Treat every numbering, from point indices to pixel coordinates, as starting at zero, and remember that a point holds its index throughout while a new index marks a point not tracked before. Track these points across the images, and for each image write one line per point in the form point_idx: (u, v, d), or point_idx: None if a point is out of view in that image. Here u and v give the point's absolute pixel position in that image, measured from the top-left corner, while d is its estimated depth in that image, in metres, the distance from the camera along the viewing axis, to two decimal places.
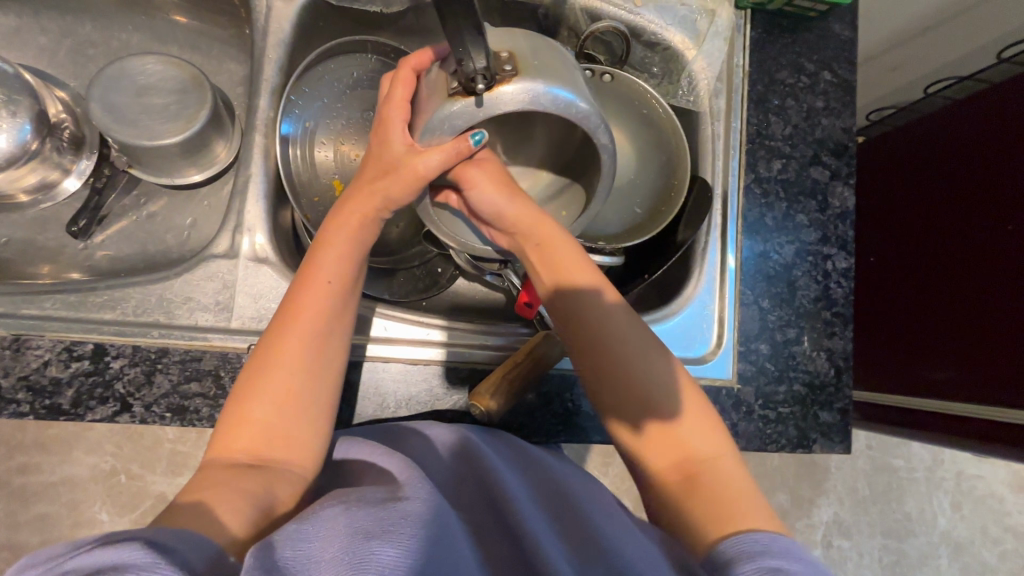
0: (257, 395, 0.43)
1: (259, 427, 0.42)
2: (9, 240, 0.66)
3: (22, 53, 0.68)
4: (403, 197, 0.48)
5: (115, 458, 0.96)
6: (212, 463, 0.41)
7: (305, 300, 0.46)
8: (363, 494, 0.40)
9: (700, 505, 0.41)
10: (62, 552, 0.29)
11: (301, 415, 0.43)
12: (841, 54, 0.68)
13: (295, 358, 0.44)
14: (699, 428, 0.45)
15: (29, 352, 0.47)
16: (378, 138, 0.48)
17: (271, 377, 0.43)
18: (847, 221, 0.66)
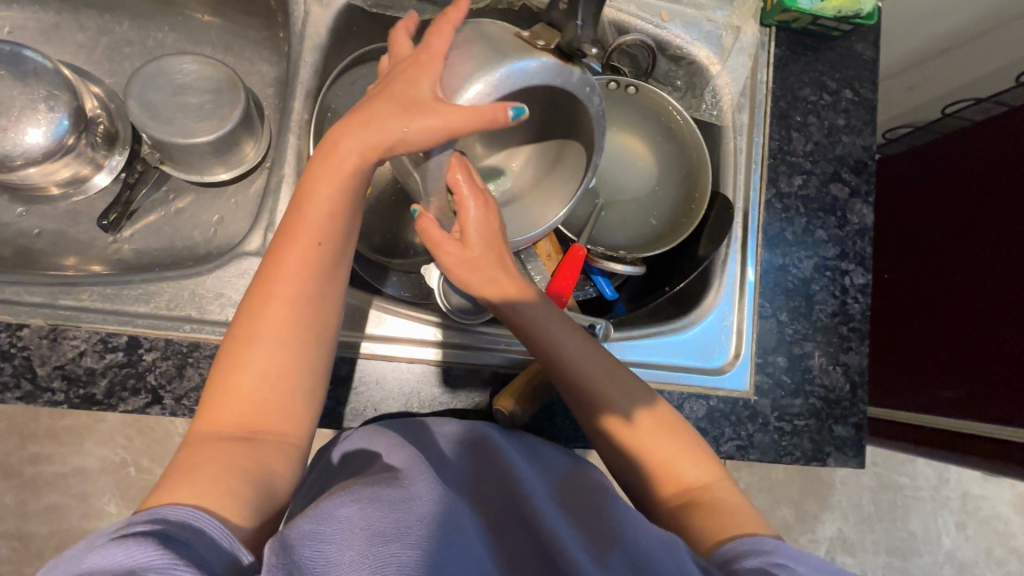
0: (246, 358, 0.42)
1: (245, 398, 0.42)
2: (40, 232, 0.67)
3: (60, 49, 0.69)
4: (414, 139, 0.42)
5: (126, 451, 0.97)
6: (200, 435, 0.40)
7: (291, 259, 0.44)
8: (373, 490, 0.40)
9: (698, 518, 0.45)
10: (87, 546, 0.30)
11: (291, 380, 0.43)
12: (863, 73, 0.69)
13: (283, 327, 0.43)
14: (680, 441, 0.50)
15: (65, 342, 0.48)
16: (404, 78, 0.43)
17: (256, 346, 0.43)
18: (866, 238, 0.67)
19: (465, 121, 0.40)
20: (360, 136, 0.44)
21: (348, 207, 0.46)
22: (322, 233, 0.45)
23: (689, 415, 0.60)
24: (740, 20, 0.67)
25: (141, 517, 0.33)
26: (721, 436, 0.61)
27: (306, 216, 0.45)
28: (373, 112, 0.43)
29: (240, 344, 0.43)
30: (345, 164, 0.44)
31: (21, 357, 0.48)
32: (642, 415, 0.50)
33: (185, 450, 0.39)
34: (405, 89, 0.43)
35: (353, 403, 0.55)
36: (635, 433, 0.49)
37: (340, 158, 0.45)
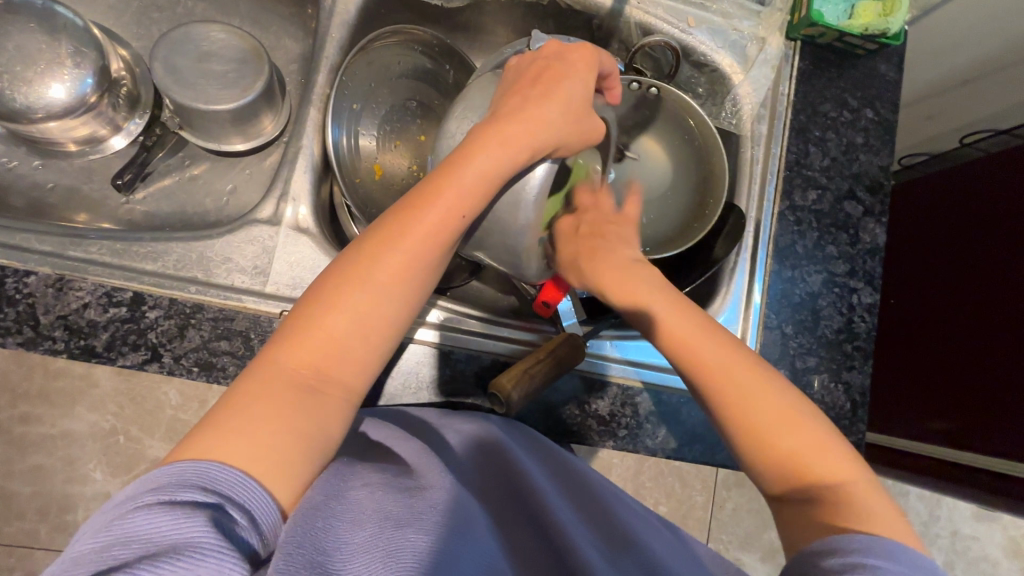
0: (340, 304, 0.40)
1: (334, 342, 0.39)
2: (55, 186, 0.67)
3: (92, 9, 0.70)
4: (561, 137, 0.46)
5: (117, 418, 0.79)
6: (277, 369, 0.38)
7: (430, 217, 0.43)
8: (385, 478, 0.40)
9: (824, 514, 0.41)
10: (138, 492, 0.30)
11: (384, 338, 0.41)
12: (885, 94, 0.69)
13: (393, 286, 0.42)
14: (820, 442, 0.43)
15: (70, 293, 0.48)
16: (568, 77, 0.49)
17: (363, 293, 0.41)
18: (877, 257, 0.66)
19: (597, 136, 0.48)
20: (529, 120, 0.45)
21: (505, 180, 0.44)
22: (468, 202, 0.43)
23: (687, 418, 0.60)
24: (765, 31, 0.68)
25: (189, 471, 0.31)
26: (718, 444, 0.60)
27: (455, 176, 0.43)
28: (545, 109, 0.46)
29: (347, 282, 0.41)
30: (511, 140, 0.44)
31: (25, 304, 0.48)
32: (786, 418, 0.44)
33: (244, 390, 0.37)
34: (572, 89, 0.48)
35: None
36: (776, 426, 0.44)
37: (508, 131, 0.44)
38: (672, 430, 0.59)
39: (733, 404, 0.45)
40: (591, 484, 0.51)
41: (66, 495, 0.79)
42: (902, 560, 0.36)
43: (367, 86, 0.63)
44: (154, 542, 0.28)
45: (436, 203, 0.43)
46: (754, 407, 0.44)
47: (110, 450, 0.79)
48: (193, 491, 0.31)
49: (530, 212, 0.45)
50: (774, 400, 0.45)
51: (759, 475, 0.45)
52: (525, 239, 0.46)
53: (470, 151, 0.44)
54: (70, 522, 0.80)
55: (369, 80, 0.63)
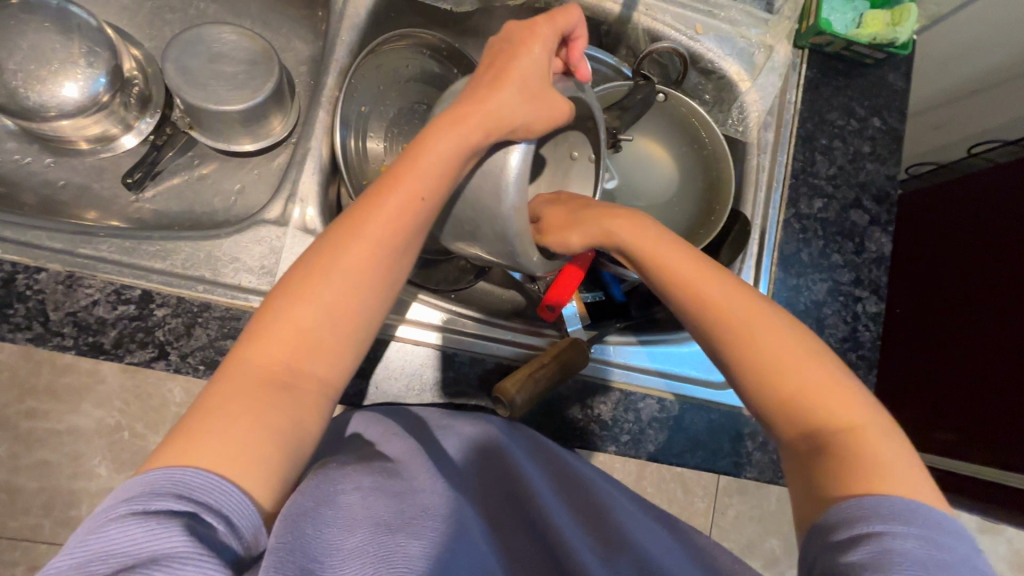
0: (307, 296, 0.40)
1: (301, 333, 0.40)
2: (66, 183, 0.68)
3: (106, 9, 0.71)
4: (522, 112, 0.44)
5: (123, 414, 0.80)
6: (246, 365, 0.38)
7: (391, 205, 0.43)
8: (375, 481, 0.40)
9: (832, 462, 0.39)
10: (113, 504, 0.30)
11: (351, 326, 0.41)
12: (893, 103, 0.69)
13: (360, 274, 0.42)
14: (831, 391, 0.41)
15: (80, 290, 0.49)
16: (522, 54, 0.47)
17: (329, 282, 0.41)
18: (882, 266, 0.66)
19: (562, 111, 0.46)
20: (483, 107, 0.45)
21: (463, 165, 0.44)
22: (427, 186, 0.44)
23: (689, 425, 0.60)
24: (773, 39, 0.68)
25: (163, 480, 0.31)
26: (720, 451, 0.60)
27: (415, 170, 0.44)
28: (497, 92, 0.45)
29: (314, 277, 0.41)
30: (467, 128, 0.44)
31: (36, 300, 0.48)
32: (794, 364, 0.43)
33: (211, 388, 0.37)
34: (528, 67, 0.47)
35: (354, 380, 0.55)
36: (784, 372, 0.42)
37: (463, 120, 0.44)
38: (673, 436, 0.59)
39: (738, 347, 0.44)
40: (590, 487, 0.50)
41: (71, 490, 0.80)
42: (912, 519, 0.35)
43: (375, 89, 0.63)
44: (129, 555, 0.28)
45: (396, 191, 0.43)
46: (754, 347, 0.43)
47: (116, 445, 0.80)
48: (170, 500, 0.30)
49: (514, 195, 0.44)
50: (778, 344, 0.43)
51: (768, 421, 0.43)
52: (514, 222, 0.44)
53: (425, 141, 0.44)
54: (75, 517, 0.80)
55: (378, 83, 0.63)
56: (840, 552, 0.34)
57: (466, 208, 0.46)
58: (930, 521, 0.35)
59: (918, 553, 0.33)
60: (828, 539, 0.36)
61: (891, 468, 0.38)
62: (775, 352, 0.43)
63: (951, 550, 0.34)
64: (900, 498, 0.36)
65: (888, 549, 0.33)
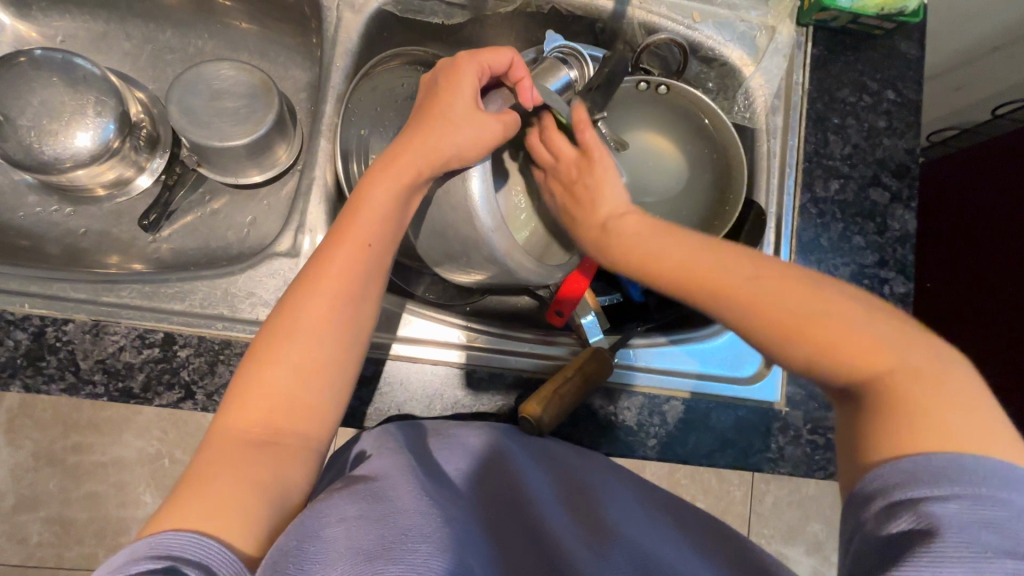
0: (277, 355, 0.41)
1: (274, 392, 0.41)
2: (87, 231, 0.70)
3: (108, 57, 0.73)
4: (449, 146, 0.45)
5: (162, 443, 0.85)
6: (225, 431, 0.39)
7: (341, 253, 0.44)
8: (360, 509, 0.39)
9: (881, 414, 0.36)
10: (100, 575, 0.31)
11: (323, 374, 0.42)
12: (906, 73, 0.66)
13: (325, 324, 0.43)
14: (862, 334, 0.38)
15: (106, 337, 0.50)
16: (446, 85, 0.47)
17: (296, 338, 0.42)
18: (908, 245, 0.64)
19: (495, 136, 0.46)
20: (413, 151, 0.46)
21: (404, 207, 0.46)
22: (373, 232, 0.45)
23: (716, 424, 0.59)
24: (775, 19, 0.66)
25: (141, 547, 0.32)
26: (750, 448, 0.59)
27: (358, 224, 0.45)
28: (426, 132, 0.46)
29: (277, 340, 0.42)
30: (400, 176, 0.45)
31: (66, 351, 0.50)
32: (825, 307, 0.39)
33: (200, 453, 0.39)
34: (451, 96, 0.47)
35: (377, 405, 0.55)
36: (813, 319, 0.39)
37: (395, 164, 0.45)
38: (701, 436, 0.58)
39: (750, 314, 0.41)
40: (595, 486, 0.49)
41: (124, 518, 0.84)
42: (964, 478, 0.31)
43: (374, 110, 0.61)
44: None
45: (347, 241, 0.44)
46: (764, 315, 0.40)
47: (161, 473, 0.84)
48: (147, 562, 0.31)
49: (487, 215, 0.44)
50: (794, 299, 0.40)
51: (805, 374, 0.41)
52: (497, 242, 0.45)
53: (362, 190, 0.46)
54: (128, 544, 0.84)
55: (376, 104, 0.61)
56: (880, 526, 0.32)
57: (449, 240, 0.47)
58: (982, 474, 0.31)
59: (965, 517, 0.30)
60: (864, 512, 0.33)
61: (948, 406, 0.34)
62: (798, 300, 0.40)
63: (1008, 505, 0.30)
64: (940, 455, 0.32)
65: (919, 517, 0.31)
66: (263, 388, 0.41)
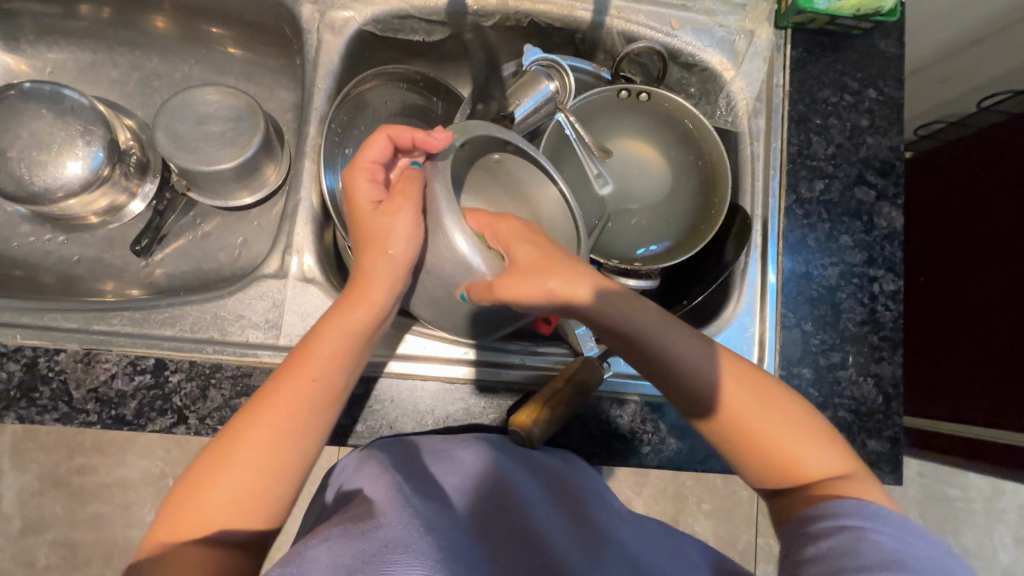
0: (223, 467, 0.41)
1: (212, 505, 0.40)
2: (80, 258, 0.71)
3: (96, 85, 0.74)
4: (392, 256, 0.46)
5: (165, 461, 0.88)
6: (167, 534, 0.39)
7: (297, 379, 0.44)
8: (343, 528, 0.39)
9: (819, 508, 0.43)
10: None
11: (264, 488, 0.41)
12: (887, 71, 0.66)
13: (269, 439, 0.42)
14: (831, 458, 0.45)
15: (98, 366, 0.51)
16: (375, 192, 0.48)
17: (242, 454, 0.41)
18: (895, 242, 0.64)
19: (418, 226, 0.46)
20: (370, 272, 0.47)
21: (356, 335, 0.47)
22: (326, 360, 0.45)
23: None
24: (753, 23, 0.66)
25: None
26: None
27: (315, 348, 0.45)
28: (376, 248, 0.46)
29: (225, 452, 0.41)
30: (364, 303, 0.47)
31: (58, 381, 0.50)
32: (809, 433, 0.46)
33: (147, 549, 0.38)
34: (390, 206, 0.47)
35: (370, 422, 0.55)
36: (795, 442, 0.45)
37: (359, 295, 0.47)
38: (695, 442, 0.58)
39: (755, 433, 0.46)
40: (585, 494, 0.51)
41: None
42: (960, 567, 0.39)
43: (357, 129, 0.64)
44: None
45: (303, 368, 0.45)
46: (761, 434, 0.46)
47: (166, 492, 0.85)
48: None
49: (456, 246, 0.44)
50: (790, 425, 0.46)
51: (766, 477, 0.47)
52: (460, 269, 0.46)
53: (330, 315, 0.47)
54: None
55: (361, 122, 0.64)
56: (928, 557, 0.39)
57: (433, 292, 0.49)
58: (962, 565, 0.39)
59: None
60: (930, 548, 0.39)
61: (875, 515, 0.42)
62: (798, 430, 0.46)
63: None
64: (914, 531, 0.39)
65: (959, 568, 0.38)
66: (201, 499, 0.40)
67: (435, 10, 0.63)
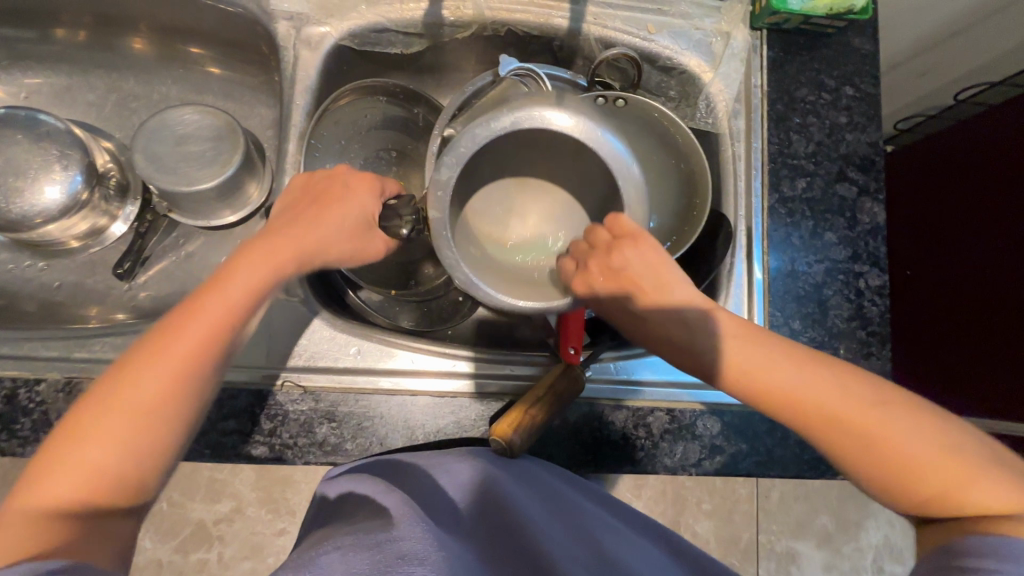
0: (92, 429, 0.37)
1: (82, 472, 0.36)
2: (61, 284, 0.70)
3: (72, 109, 0.73)
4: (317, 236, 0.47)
5: None
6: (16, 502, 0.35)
7: (194, 329, 0.40)
8: (357, 537, 0.36)
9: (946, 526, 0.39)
10: None
11: (139, 452, 0.37)
12: (863, 69, 0.67)
13: (147, 397, 0.38)
14: (943, 459, 0.40)
15: (79, 395, 0.50)
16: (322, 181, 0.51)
17: (119, 406, 0.37)
18: (879, 237, 0.64)
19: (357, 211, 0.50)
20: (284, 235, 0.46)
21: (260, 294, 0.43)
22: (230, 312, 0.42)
23: (703, 433, 0.58)
24: (728, 25, 0.67)
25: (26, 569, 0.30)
26: (739, 453, 0.59)
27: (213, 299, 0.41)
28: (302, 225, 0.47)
29: (101, 409, 0.37)
30: (269, 257, 0.44)
31: (38, 412, 0.49)
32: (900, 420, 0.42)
33: None
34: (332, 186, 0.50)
35: (360, 441, 0.55)
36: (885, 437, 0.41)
37: (267, 250, 0.44)
38: (689, 446, 0.58)
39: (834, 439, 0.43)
40: (582, 511, 0.51)
41: None
42: None
43: (337, 143, 0.65)
44: None
45: (199, 316, 0.41)
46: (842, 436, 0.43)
47: None
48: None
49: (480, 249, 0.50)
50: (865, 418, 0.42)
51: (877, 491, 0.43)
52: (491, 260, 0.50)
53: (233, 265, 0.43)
54: None
55: (340, 138, 0.65)
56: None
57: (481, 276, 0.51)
58: None
59: None
60: None
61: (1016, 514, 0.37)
62: (896, 425, 0.41)
63: None
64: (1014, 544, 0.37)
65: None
66: (62, 465, 0.36)
67: (413, 23, 0.63)
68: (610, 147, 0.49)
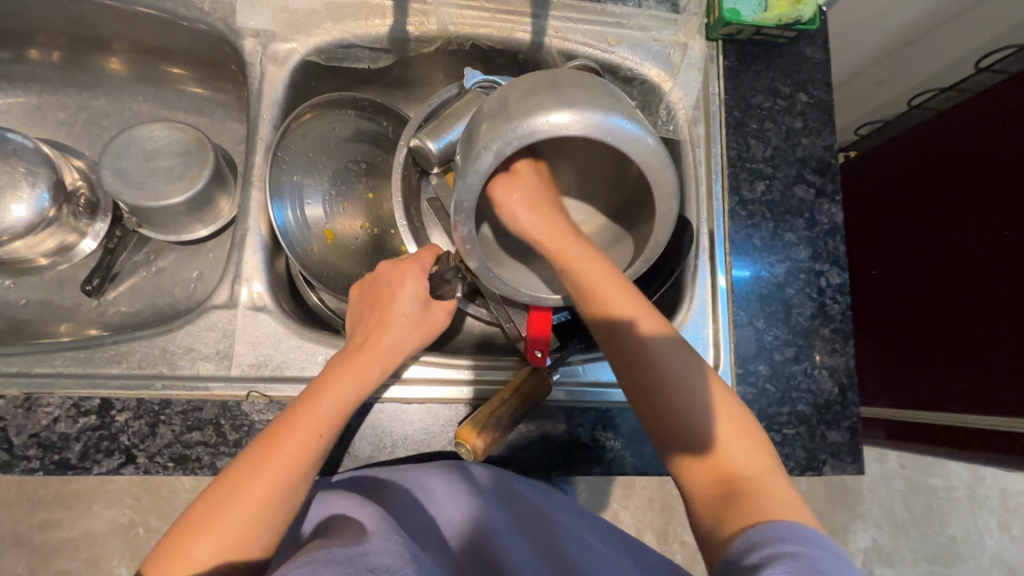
0: (214, 525, 0.41)
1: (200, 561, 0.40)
2: (28, 302, 0.69)
3: (42, 128, 0.73)
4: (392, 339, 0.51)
5: None
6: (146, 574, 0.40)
7: (297, 438, 0.45)
8: (328, 551, 0.36)
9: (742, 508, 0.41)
10: None
11: (255, 539, 0.42)
12: (815, 76, 0.69)
13: (260, 497, 0.42)
14: (743, 438, 0.44)
15: (39, 410, 0.50)
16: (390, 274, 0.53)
17: (237, 506, 0.42)
18: (838, 236, 0.66)
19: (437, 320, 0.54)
20: (376, 343, 0.50)
21: (353, 403, 0.48)
22: (326, 423, 0.46)
23: None
24: (685, 37, 0.69)
25: None
26: None
27: (312, 408, 0.46)
28: (385, 333, 0.51)
29: (220, 505, 0.42)
30: (361, 370, 0.49)
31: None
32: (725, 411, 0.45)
33: None
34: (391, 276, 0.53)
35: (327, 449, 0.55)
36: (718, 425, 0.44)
37: (356, 361, 0.49)
38: None
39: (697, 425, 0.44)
40: (553, 527, 0.51)
41: None
42: None
43: (306, 155, 0.65)
44: None
45: (300, 430, 0.45)
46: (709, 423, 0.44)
47: None
48: None
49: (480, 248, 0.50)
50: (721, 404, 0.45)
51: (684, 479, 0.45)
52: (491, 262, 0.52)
53: (327, 377, 0.48)
54: None
55: (308, 150, 0.65)
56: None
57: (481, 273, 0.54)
58: None
59: None
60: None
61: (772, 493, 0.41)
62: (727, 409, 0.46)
63: None
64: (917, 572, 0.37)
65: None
66: (188, 551, 0.40)
67: (378, 38, 0.65)
68: (620, 132, 0.44)
